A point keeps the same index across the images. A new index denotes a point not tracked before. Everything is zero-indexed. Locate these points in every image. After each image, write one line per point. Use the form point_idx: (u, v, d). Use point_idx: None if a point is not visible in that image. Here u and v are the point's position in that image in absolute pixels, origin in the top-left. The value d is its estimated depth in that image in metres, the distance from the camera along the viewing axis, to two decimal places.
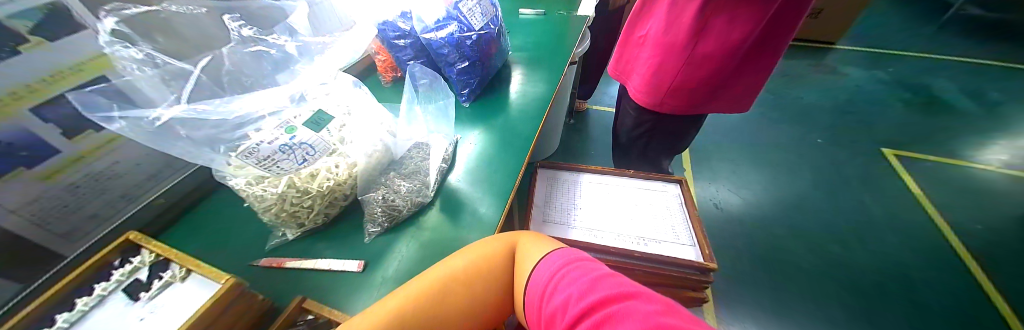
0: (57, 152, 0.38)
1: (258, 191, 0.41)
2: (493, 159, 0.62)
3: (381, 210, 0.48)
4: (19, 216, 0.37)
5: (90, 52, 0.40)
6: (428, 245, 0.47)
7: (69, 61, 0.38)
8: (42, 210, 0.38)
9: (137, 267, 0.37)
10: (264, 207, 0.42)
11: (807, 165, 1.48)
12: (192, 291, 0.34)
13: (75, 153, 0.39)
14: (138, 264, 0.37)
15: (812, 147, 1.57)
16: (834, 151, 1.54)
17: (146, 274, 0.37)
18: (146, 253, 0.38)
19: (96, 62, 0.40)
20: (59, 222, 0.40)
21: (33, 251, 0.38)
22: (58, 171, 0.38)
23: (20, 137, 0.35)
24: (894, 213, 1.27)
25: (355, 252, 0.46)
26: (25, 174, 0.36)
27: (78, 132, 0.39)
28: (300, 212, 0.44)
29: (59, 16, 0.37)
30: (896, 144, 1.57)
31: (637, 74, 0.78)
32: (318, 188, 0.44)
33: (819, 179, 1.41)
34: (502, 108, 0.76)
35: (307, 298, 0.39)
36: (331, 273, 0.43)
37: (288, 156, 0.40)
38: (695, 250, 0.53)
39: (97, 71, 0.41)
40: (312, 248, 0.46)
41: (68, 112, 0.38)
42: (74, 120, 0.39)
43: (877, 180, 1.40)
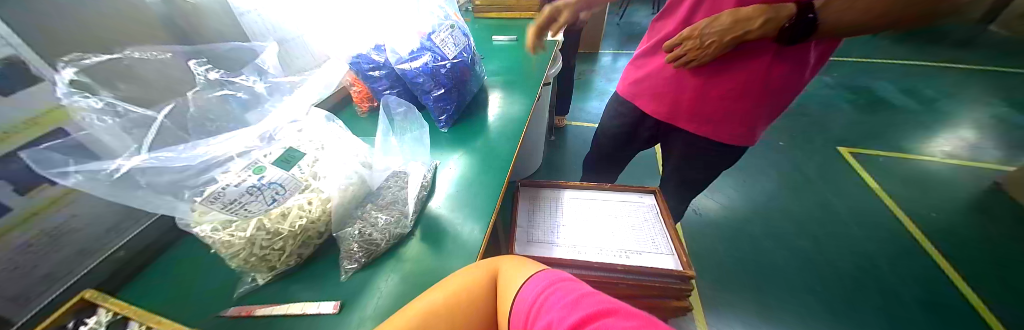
0: (8, 210, 0.36)
1: (225, 236, 0.39)
2: (475, 183, 0.62)
3: (358, 246, 0.47)
4: None
5: (43, 105, 0.38)
6: (409, 277, 0.46)
7: (23, 116, 0.36)
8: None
9: (93, 328, 0.34)
10: (232, 253, 0.40)
11: (774, 166, 1.56)
12: None
13: (28, 210, 0.37)
14: (93, 326, 0.35)
15: (777, 148, 1.67)
16: (797, 151, 1.64)
17: None
18: (104, 312, 0.36)
19: (51, 116, 0.38)
20: (9, 285, 0.37)
21: None
22: (6, 232, 0.36)
23: None
24: (860, 207, 1.34)
25: (331, 292, 0.44)
26: None
27: (32, 188, 0.37)
28: (271, 255, 0.43)
29: (14, 70, 0.36)
30: (851, 142, 1.69)
31: (726, 123, 0.70)
32: (289, 228, 0.43)
33: (787, 179, 1.49)
34: (481, 131, 0.77)
35: None
36: (304, 316, 0.41)
37: (257, 197, 0.39)
38: (673, 258, 0.54)
39: (51, 126, 0.38)
40: (284, 292, 0.44)
41: (23, 167, 0.37)
42: (29, 175, 0.37)
43: (839, 176, 1.49)
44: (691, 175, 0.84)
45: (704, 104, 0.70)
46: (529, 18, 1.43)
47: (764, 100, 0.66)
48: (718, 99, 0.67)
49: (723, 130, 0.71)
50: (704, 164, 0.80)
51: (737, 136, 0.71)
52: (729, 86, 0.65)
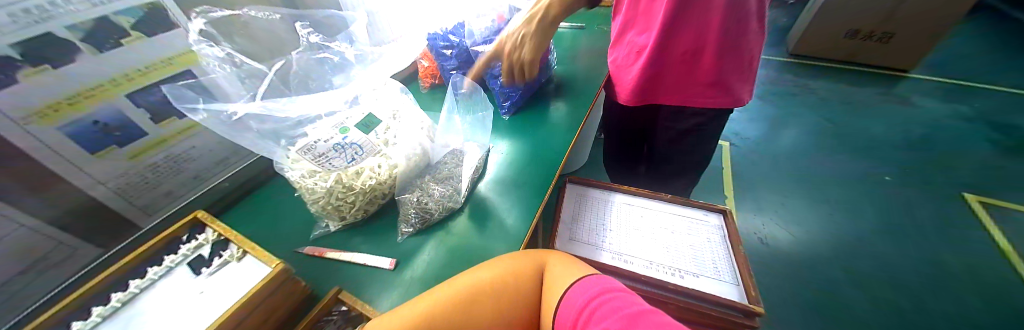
0: (145, 134, 0.43)
1: (311, 184, 0.44)
2: (526, 173, 0.62)
3: (415, 212, 0.50)
4: (107, 187, 0.41)
5: (178, 48, 0.45)
6: (457, 256, 0.47)
7: (161, 56, 0.43)
8: (123, 185, 0.43)
9: (201, 243, 0.40)
10: (314, 199, 0.46)
11: (878, 200, 1.27)
12: (247, 271, 0.36)
13: (160, 136, 0.45)
14: (203, 241, 0.40)
15: (891, 181, 1.34)
16: (914, 188, 1.31)
17: (208, 251, 0.39)
18: (210, 232, 0.41)
19: (184, 57, 0.46)
20: (139, 197, 0.45)
21: (115, 217, 0.43)
22: (141, 152, 0.43)
23: (112, 118, 0.40)
24: (989, 272, 1.05)
25: (387, 250, 0.48)
26: (116, 152, 0.41)
27: (165, 118, 0.45)
28: (343, 207, 0.48)
29: (156, 14, 0.42)
30: (999, 186, 1.31)
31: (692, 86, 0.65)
32: (361, 185, 0.47)
33: (892, 217, 1.21)
34: (540, 121, 0.75)
35: (343, 290, 0.42)
36: (365, 267, 0.46)
37: (341, 154, 0.44)
38: (737, 289, 0.49)
39: (183, 66, 0.46)
40: (348, 243, 0.49)
41: (157, 100, 0.44)
42: (161, 108, 0.44)
43: (970, 227, 1.17)
44: (675, 157, 0.81)
45: (665, 72, 0.65)
46: (600, 8, 1.34)
47: (721, 54, 0.59)
48: (678, 63, 0.63)
49: (694, 94, 0.66)
50: (688, 148, 0.78)
51: (713, 97, 0.65)
52: (682, 48, 0.61)
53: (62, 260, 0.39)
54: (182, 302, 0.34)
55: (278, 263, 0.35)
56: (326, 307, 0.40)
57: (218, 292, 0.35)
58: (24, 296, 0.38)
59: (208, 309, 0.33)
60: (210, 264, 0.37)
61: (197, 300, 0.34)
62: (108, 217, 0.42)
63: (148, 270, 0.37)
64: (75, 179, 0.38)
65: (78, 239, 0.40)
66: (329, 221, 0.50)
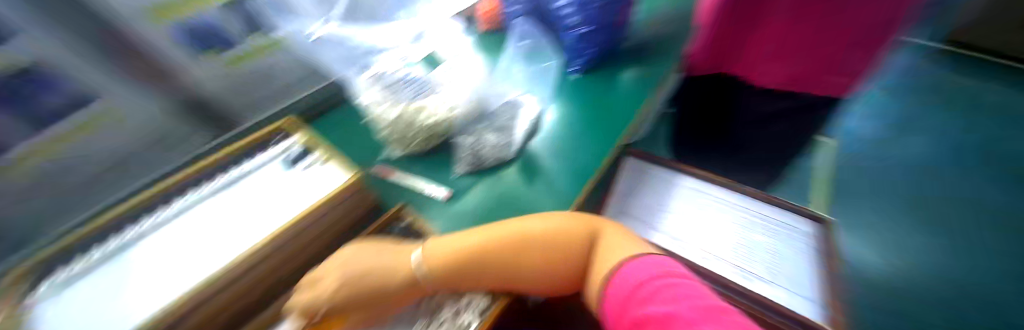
0: (240, 42, 0.46)
1: (376, 114, 0.50)
2: (580, 138, 0.57)
3: (468, 155, 0.51)
4: (210, 84, 0.46)
5: None
6: (497, 210, 0.47)
7: None
8: (224, 84, 0.48)
9: (289, 144, 0.41)
10: (382, 127, 0.50)
11: None
12: (322, 177, 0.38)
13: (251, 47, 0.47)
14: (290, 143, 0.41)
15: None
16: None
17: (295, 152, 0.40)
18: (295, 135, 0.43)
19: None
20: (234, 96, 0.50)
21: (216, 110, 0.50)
22: (240, 59, 0.47)
23: (213, 22, 0.42)
24: None
25: (443, 182, 0.50)
26: (218, 57, 0.44)
27: (257, 30, 0.47)
28: (406, 138, 0.50)
29: None
30: None
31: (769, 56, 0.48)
32: (422, 123, 0.49)
33: None
34: (611, 82, 0.67)
35: (405, 209, 0.44)
36: (423, 194, 0.48)
37: (406, 85, 0.52)
38: (818, 309, 0.40)
39: None
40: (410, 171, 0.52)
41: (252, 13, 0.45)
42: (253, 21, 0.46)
43: None
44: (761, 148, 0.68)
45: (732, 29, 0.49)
46: None
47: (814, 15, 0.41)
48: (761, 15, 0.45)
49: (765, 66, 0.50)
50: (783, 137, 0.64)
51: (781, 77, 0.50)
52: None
53: (179, 137, 0.48)
54: (262, 193, 0.37)
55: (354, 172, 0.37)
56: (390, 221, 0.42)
57: (293, 190, 0.37)
58: (155, 160, 0.48)
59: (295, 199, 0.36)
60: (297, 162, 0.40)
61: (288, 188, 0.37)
62: (211, 107, 0.49)
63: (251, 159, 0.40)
64: (183, 74, 0.43)
65: (187, 122, 0.48)
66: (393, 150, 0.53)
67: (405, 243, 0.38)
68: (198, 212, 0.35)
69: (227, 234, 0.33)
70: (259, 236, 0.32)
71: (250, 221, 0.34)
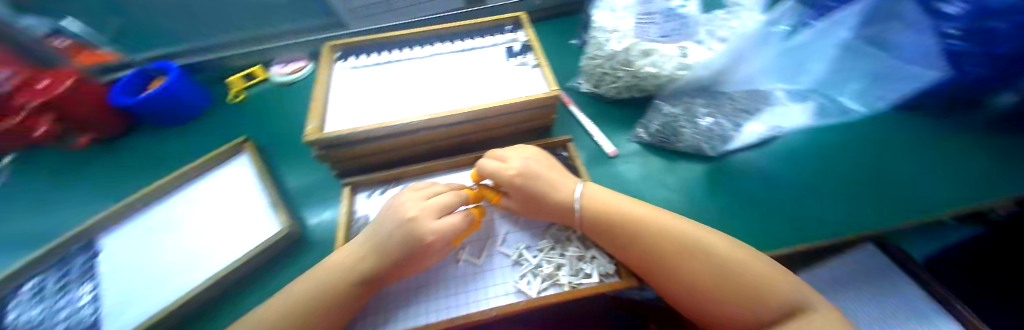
0: None
1: (598, 44, 0.52)
2: (832, 186, 0.44)
3: (661, 126, 0.50)
4: None
5: None
6: (694, 199, 0.43)
7: None
8: None
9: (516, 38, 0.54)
10: (596, 57, 0.53)
11: None
12: (528, 76, 0.47)
13: None
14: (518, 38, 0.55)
15: None
16: None
17: (518, 47, 0.53)
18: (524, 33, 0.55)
19: None
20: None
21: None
22: None
23: None
24: None
25: (614, 139, 0.51)
26: None
27: None
28: (609, 78, 0.53)
29: None
30: None
31: None
32: (638, 68, 0.49)
33: None
34: (896, 138, 0.50)
35: (568, 143, 0.47)
36: (589, 137, 0.52)
37: (665, 19, 0.46)
38: None
39: None
40: (592, 115, 0.55)
41: None
42: None
43: None
44: None
45: None
46: None
47: None
48: None
49: None
50: None
51: None
52: None
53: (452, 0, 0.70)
54: (483, 66, 0.51)
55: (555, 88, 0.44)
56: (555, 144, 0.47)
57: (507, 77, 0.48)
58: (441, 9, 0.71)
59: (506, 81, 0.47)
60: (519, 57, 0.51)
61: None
62: None
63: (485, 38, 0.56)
64: None
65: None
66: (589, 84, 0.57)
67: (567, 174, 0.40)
68: (448, 57, 0.54)
69: (460, 89, 0.47)
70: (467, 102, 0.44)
71: (471, 82, 0.48)
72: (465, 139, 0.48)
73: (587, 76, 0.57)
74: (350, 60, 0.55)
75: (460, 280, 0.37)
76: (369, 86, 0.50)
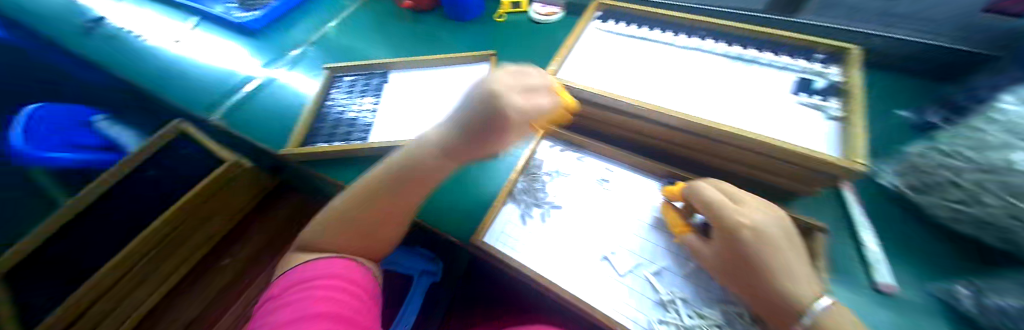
0: None
1: (958, 137, 0.39)
2: None
3: (991, 295, 0.32)
4: None
5: None
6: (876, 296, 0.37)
7: None
8: None
9: (828, 74, 0.43)
10: (936, 152, 0.40)
11: None
12: (817, 129, 0.38)
13: None
14: (830, 74, 0.42)
15: None
16: None
17: (827, 85, 0.41)
18: (842, 74, 0.42)
19: None
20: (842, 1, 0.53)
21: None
22: None
23: None
24: None
25: (896, 273, 0.39)
26: None
27: None
28: (942, 189, 0.39)
29: None
30: None
31: None
32: (987, 189, 0.34)
33: None
34: None
35: (824, 238, 0.38)
36: (852, 243, 0.41)
37: None
38: None
39: None
40: (881, 229, 0.43)
41: None
42: None
43: None
44: None
45: None
46: None
47: None
48: None
49: None
50: None
51: None
52: None
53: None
54: (764, 89, 0.43)
55: (864, 162, 0.32)
56: (806, 227, 0.39)
57: (789, 117, 0.40)
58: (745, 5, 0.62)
59: (788, 127, 0.38)
60: (818, 98, 0.40)
61: (786, 109, 0.40)
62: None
63: (781, 56, 0.46)
64: None
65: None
66: (909, 185, 0.43)
67: (810, 274, 0.29)
68: (722, 61, 0.47)
69: (716, 102, 0.42)
70: (727, 121, 0.39)
71: (741, 102, 0.42)
72: (675, 149, 0.46)
73: (904, 166, 0.44)
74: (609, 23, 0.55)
75: (604, 276, 0.39)
76: (617, 57, 0.50)
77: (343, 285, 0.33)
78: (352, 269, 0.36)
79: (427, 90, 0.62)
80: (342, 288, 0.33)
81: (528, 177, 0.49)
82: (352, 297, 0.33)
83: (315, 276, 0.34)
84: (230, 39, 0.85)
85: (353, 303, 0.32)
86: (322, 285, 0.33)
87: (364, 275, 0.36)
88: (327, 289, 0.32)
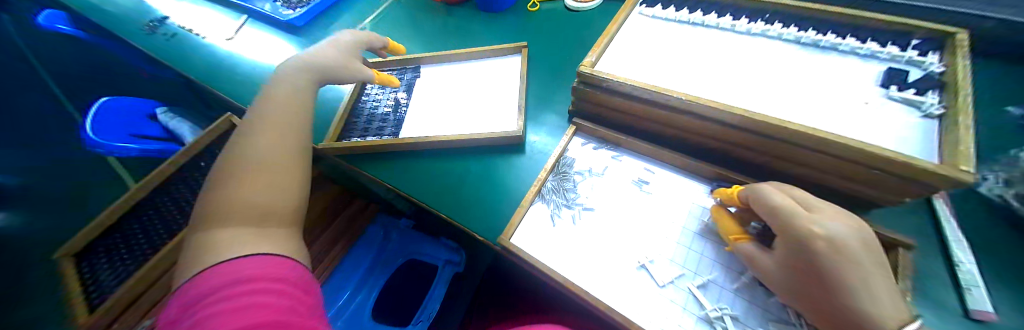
0: None
1: None
2: None
3: None
4: None
5: None
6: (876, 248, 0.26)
7: None
8: None
9: (922, 63, 0.37)
10: None
11: None
12: (906, 129, 0.33)
13: None
14: (925, 63, 0.37)
15: None
16: None
17: (922, 75, 0.36)
18: (942, 62, 0.36)
19: None
20: None
21: None
22: None
23: None
24: None
25: (1003, 299, 0.32)
26: None
27: None
28: None
29: None
30: None
31: None
32: None
33: None
34: None
35: (909, 253, 0.32)
36: (946, 262, 0.35)
37: None
38: None
39: None
40: (979, 245, 0.36)
41: None
42: None
43: None
44: None
45: None
46: None
47: None
48: None
49: None
50: None
51: None
52: None
53: None
54: (840, 83, 0.38)
55: (974, 171, 0.26)
56: (887, 240, 0.34)
57: (872, 116, 0.35)
58: None
59: (870, 126, 0.34)
60: (911, 91, 0.35)
61: (867, 105, 0.36)
62: None
63: (865, 42, 0.41)
64: None
65: None
66: (1020, 194, 0.37)
67: (898, 297, 0.25)
68: (788, 48, 0.43)
69: (782, 98, 0.38)
70: (795, 118, 0.35)
71: (812, 96, 0.37)
72: (727, 149, 0.42)
73: (1016, 174, 0.38)
74: (655, 7, 0.51)
75: (641, 286, 0.36)
76: (663, 45, 0.46)
77: (272, 275, 0.27)
78: (278, 262, 0.29)
79: (462, 84, 0.61)
80: (282, 289, 0.26)
81: (558, 175, 0.47)
82: (297, 299, 0.26)
83: (239, 277, 0.26)
84: (274, 34, 0.90)
85: (301, 305, 0.26)
86: (255, 286, 0.25)
87: (292, 268, 0.29)
88: (263, 291, 0.25)
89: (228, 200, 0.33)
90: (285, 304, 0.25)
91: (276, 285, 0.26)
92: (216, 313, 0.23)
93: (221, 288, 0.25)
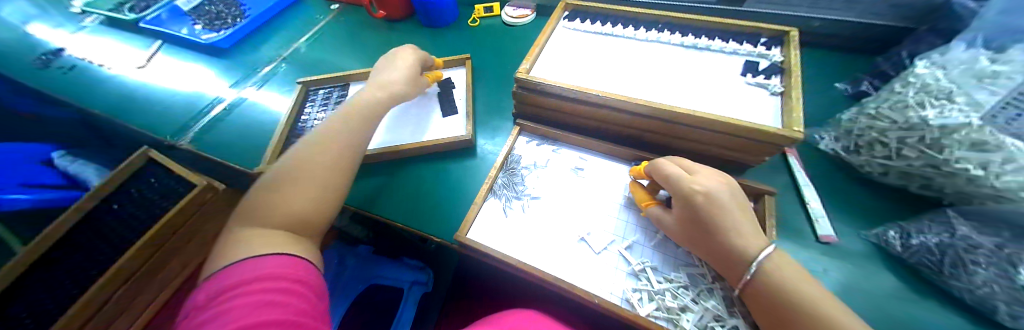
0: None
1: (866, 108, 0.46)
2: None
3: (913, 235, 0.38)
4: None
5: None
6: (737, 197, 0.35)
7: None
8: None
9: (767, 56, 0.48)
10: (853, 119, 0.47)
11: None
12: (764, 105, 0.43)
13: None
14: (770, 55, 0.48)
15: None
16: None
17: (767, 65, 0.47)
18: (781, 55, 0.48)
19: None
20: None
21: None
22: None
23: None
24: None
25: (840, 226, 0.44)
26: None
27: None
28: (867, 148, 0.45)
29: None
30: None
31: None
32: (901, 144, 0.41)
33: None
34: None
35: (768, 196, 0.42)
36: (799, 203, 0.46)
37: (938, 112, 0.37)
38: None
39: None
40: (821, 187, 0.48)
41: None
42: None
43: None
44: None
45: None
46: None
47: None
48: None
49: None
50: None
51: None
52: None
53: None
54: (715, 74, 0.48)
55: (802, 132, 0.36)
56: (755, 191, 0.43)
57: (738, 97, 0.45)
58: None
59: (737, 105, 0.44)
60: (761, 77, 0.46)
61: (737, 89, 0.46)
62: None
63: (728, 42, 0.51)
64: None
65: None
66: (844, 147, 0.48)
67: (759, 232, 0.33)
68: (677, 49, 0.52)
69: (675, 89, 0.46)
70: (685, 104, 0.44)
71: (697, 86, 0.47)
72: (639, 134, 0.50)
73: (839, 131, 0.50)
74: (576, 21, 0.59)
75: (583, 256, 0.41)
76: (584, 52, 0.54)
77: (285, 274, 0.31)
78: (291, 260, 0.33)
79: None
80: (296, 289, 0.30)
81: (508, 172, 0.51)
82: (308, 298, 0.31)
83: (262, 276, 0.30)
84: (193, 60, 0.84)
85: (313, 305, 0.30)
86: (273, 285, 0.30)
87: (304, 266, 0.33)
88: (282, 291, 0.30)
89: (270, 211, 0.37)
90: (295, 304, 0.29)
91: (290, 285, 0.31)
92: (243, 306, 0.28)
93: (248, 284, 0.30)
